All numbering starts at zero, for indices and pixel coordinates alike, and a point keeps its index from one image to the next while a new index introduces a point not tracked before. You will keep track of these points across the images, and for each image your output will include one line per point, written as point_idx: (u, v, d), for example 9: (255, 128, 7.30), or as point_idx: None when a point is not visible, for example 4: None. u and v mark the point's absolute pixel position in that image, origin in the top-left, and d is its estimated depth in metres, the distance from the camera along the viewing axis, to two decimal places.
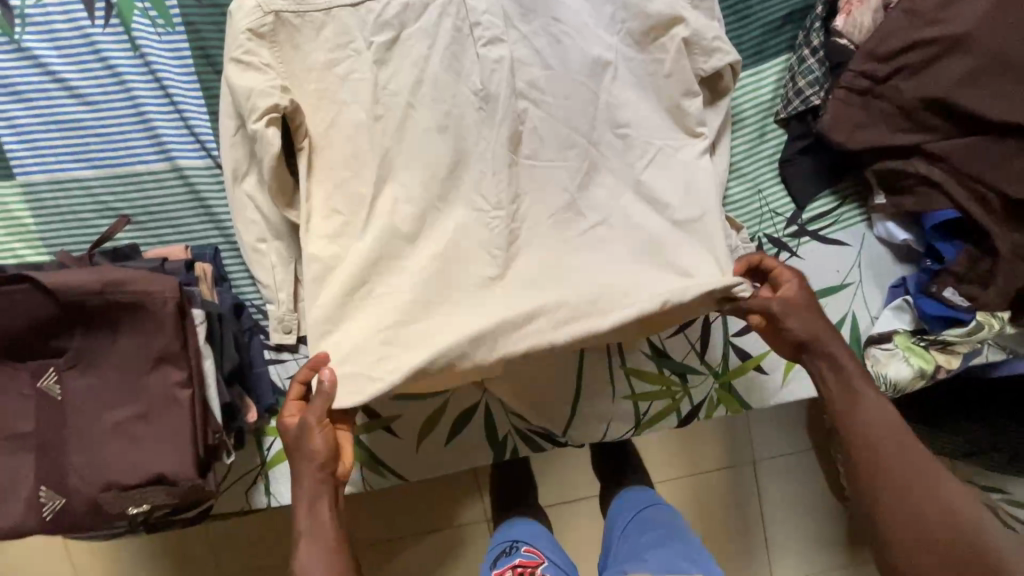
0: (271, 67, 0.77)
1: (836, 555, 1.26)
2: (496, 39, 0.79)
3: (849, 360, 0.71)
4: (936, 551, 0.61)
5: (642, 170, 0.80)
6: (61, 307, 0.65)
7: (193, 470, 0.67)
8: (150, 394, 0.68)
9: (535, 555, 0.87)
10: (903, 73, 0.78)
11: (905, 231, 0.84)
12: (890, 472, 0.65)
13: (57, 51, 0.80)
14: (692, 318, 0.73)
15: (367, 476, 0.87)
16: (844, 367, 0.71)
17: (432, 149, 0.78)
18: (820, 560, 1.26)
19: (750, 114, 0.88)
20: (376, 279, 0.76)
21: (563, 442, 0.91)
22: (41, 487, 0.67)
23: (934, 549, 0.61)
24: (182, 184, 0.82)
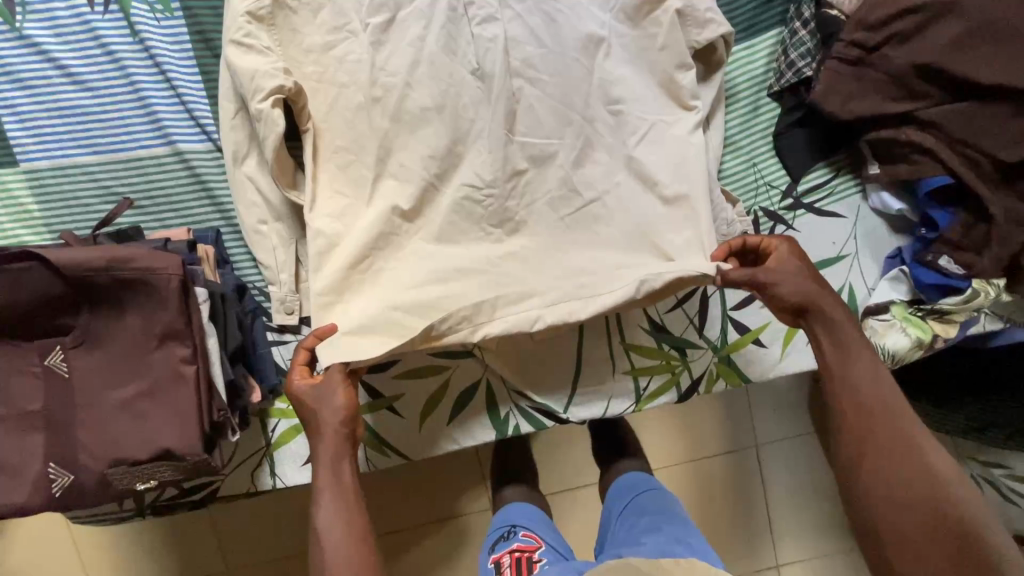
0: (271, 50, 0.77)
1: (839, 539, 1.26)
2: (491, 17, 0.81)
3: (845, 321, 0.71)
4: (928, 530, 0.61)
5: (634, 147, 0.81)
6: (68, 285, 0.67)
7: (199, 445, 0.68)
8: (157, 370, 0.69)
9: (534, 540, 0.86)
10: (893, 42, 0.79)
11: (900, 201, 0.85)
12: (883, 452, 0.65)
13: (58, 38, 0.81)
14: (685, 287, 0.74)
15: (371, 457, 0.88)
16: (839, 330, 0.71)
17: (430, 127, 0.79)
18: (823, 544, 1.26)
19: (743, 88, 0.89)
20: (374, 255, 0.77)
21: (564, 419, 0.89)
22: (49, 463, 0.67)
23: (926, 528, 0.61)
24: (183, 168, 0.83)
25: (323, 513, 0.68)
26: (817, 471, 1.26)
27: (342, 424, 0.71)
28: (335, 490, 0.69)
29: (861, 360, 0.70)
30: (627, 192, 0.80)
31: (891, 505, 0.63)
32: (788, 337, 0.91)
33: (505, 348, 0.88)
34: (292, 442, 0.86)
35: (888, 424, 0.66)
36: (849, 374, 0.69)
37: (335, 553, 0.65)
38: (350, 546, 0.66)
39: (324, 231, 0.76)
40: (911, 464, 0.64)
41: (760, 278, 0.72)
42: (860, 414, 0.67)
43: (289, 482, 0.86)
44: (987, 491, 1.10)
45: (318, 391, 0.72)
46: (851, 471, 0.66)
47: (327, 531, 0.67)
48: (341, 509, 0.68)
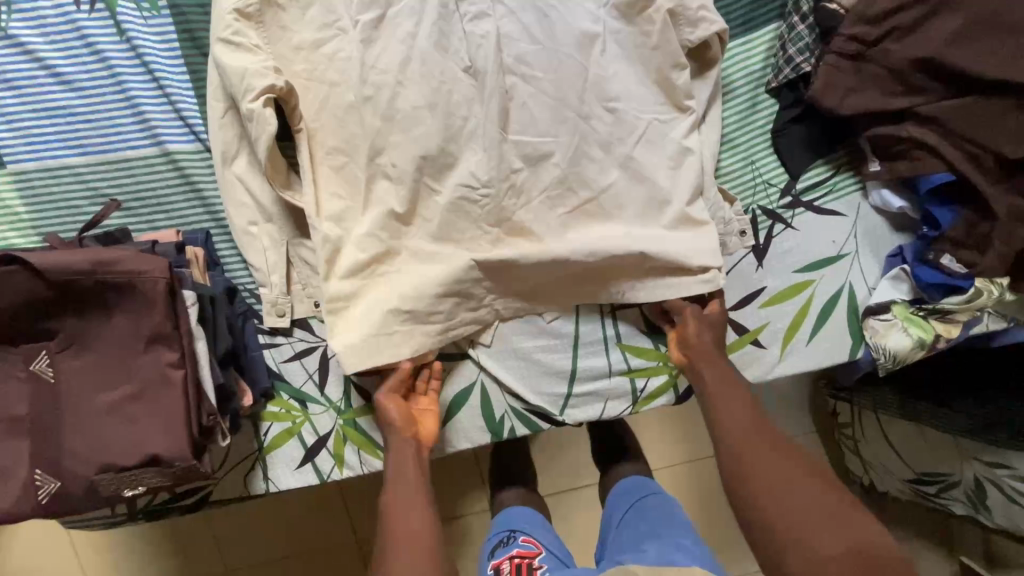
0: (260, 48, 0.76)
1: None
2: (482, 13, 0.79)
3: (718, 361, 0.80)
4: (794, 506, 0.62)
5: (633, 146, 0.81)
6: (53, 289, 0.65)
7: (187, 450, 0.67)
8: (144, 374, 0.67)
9: (533, 546, 0.84)
10: (894, 35, 0.77)
11: (900, 198, 0.84)
12: (756, 445, 0.70)
13: (45, 38, 0.80)
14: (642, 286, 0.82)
15: (366, 459, 0.86)
16: (716, 367, 0.79)
17: (422, 125, 0.78)
18: None
19: (740, 85, 0.87)
20: (381, 263, 0.80)
21: (559, 421, 0.88)
22: (36, 470, 0.66)
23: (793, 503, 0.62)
24: (172, 168, 0.82)
25: (393, 503, 0.73)
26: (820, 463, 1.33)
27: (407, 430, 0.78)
28: (404, 486, 0.75)
29: (740, 389, 0.77)
30: (621, 192, 0.82)
31: (789, 501, 0.62)
32: (789, 334, 0.87)
33: (524, 325, 0.86)
34: (286, 446, 0.85)
35: (768, 434, 0.71)
36: (723, 399, 0.76)
37: (407, 534, 0.69)
38: (421, 531, 0.70)
39: (328, 235, 0.77)
40: (798, 463, 0.67)
41: (690, 311, 0.83)
42: (738, 428, 0.72)
43: (282, 486, 0.85)
44: (991, 490, 1.00)
45: (378, 406, 0.80)
46: (743, 482, 0.67)
47: (397, 518, 0.71)
48: (413, 500, 0.73)
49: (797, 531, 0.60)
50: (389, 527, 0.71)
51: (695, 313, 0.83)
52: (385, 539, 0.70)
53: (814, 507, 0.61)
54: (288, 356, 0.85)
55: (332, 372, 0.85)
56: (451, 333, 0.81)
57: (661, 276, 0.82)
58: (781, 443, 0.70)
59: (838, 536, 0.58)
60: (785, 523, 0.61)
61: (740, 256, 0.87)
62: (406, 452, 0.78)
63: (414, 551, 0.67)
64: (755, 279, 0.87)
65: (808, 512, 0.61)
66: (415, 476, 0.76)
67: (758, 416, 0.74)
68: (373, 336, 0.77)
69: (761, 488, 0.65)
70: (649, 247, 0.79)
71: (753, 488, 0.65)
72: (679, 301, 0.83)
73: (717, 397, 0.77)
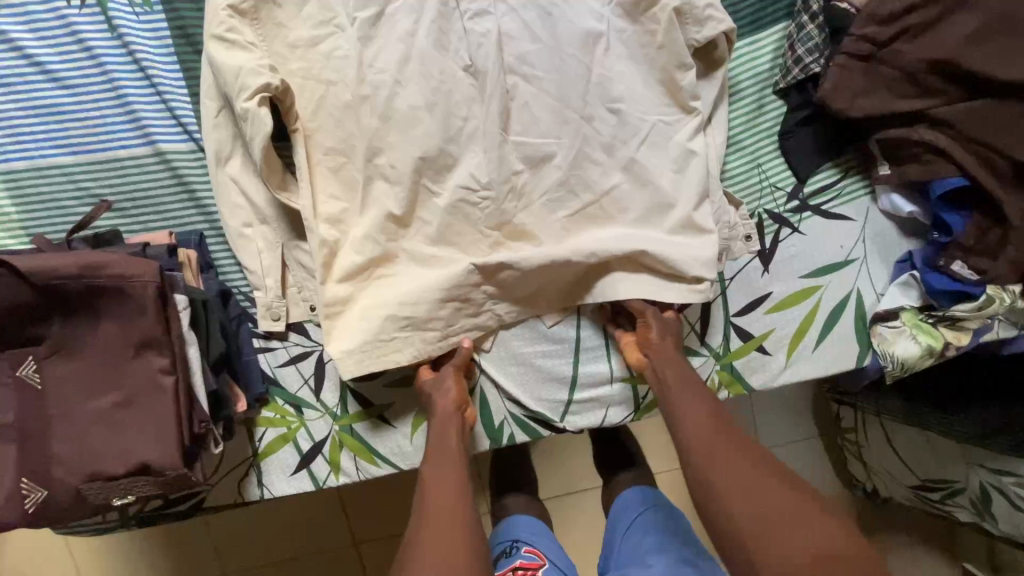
0: (255, 45, 0.73)
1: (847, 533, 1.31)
2: (483, 11, 0.77)
3: (677, 364, 0.77)
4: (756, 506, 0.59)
5: (637, 149, 0.79)
6: (39, 293, 0.64)
7: (178, 459, 0.65)
8: (134, 381, 0.66)
9: (536, 556, 0.83)
10: (907, 35, 0.75)
11: (910, 203, 0.82)
12: (714, 442, 0.66)
13: (34, 34, 0.78)
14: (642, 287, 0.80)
15: (362, 466, 0.84)
16: (674, 369, 0.76)
17: (421, 126, 0.76)
18: None
19: (747, 86, 0.85)
20: (378, 266, 0.78)
21: (559, 427, 0.86)
22: (21, 478, 0.65)
23: (755, 504, 0.59)
24: (165, 168, 0.80)
25: (431, 477, 0.69)
26: (822, 469, 1.31)
27: (455, 406, 0.77)
28: (441, 452, 0.72)
29: (699, 388, 0.74)
30: (624, 196, 0.80)
31: (753, 505, 0.59)
32: (795, 341, 0.85)
33: (524, 330, 0.84)
34: (280, 452, 0.83)
35: (729, 432, 0.68)
36: (683, 397, 0.72)
37: (442, 509, 0.65)
38: (457, 507, 0.65)
39: (325, 238, 0.76)
40: (759, 462, 0.63)
41: (650, 312, 0.81)
42: (694, 426, 0.69)
43: (276, 492, 0.83)
44: (997, 498, 0.97)
45: (438, 377, 0.79)
46: (704, 487, 0.63)
47: (433, 492, 0.67)
48: (450, 476, 0.69)
49: (762, 535, 0.57)
50: (423, 503, 0.66)
51: (655, 314, 0.81)
52: (419, 515, 0.65)
53: (777, 510, 0.58)
54: (284, 361, 0.83)
55: (328, 377, 0.83)
56: (452, 339, 0.79)
57: (659, 283, 0.80)
58: (742, 442, 0.66)
59: (803, 541, 0.55)
60: (748, 527, 0.58)
61: (745, 261, 0.85)
62: (448, 426, 0.75)
63: (449, 526, 0.62)
64: (761, 284, 0.85)
65: (773, 517, 0.57)
66: (454, 453, 0.72)
67: (716, 411, 0.71)
68: (370, 343, 0.75)
69: (718, 491, 0.61)
70: (651, 252, 0.77)
71: (715, 493, 0.61)
72: (638, 301, 0.81)
73: (675, 396, 0.73)
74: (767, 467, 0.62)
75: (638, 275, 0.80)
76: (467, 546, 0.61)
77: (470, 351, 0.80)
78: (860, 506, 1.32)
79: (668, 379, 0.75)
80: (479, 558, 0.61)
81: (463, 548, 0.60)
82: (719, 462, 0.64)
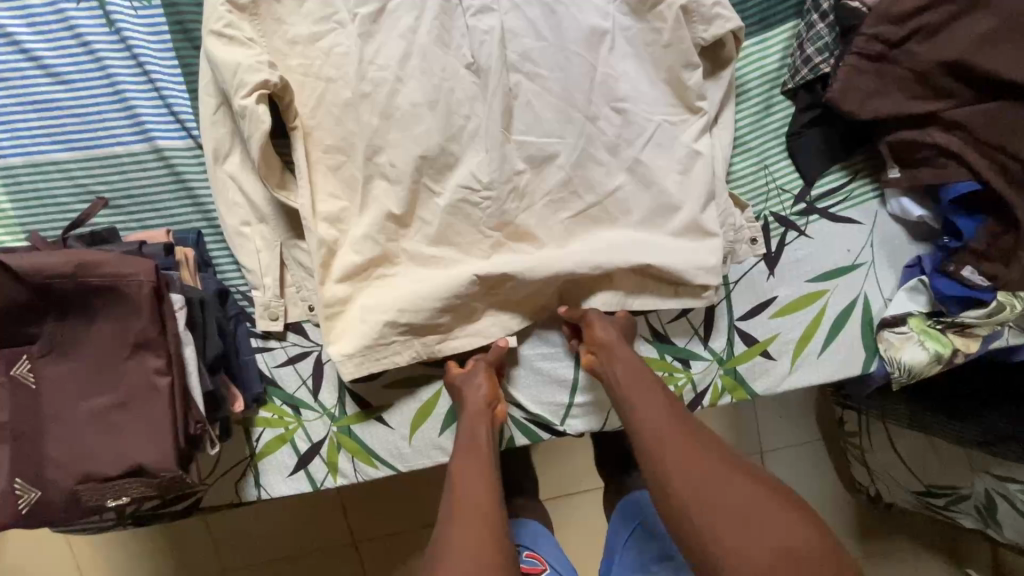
0: (254, 41, 0.72)
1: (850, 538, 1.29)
2: (486, 8, 0.76)
3: (632, 364, 0.73)
4: (714, 504, 0.55)
5: (641, 149, 0.78)
6: (34, 292, 0.63)
7: (173, 460, 0.64)
8: (130, 381, 0.65)
9: (537, 561, 0.82)
10: (920, 35, 0.74)
11: (920, 207, 0.80)
12: (669, 439, 0.63)
13: (31, 28, 0.77)
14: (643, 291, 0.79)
15: (360, 467, 0.83)
16: (627, 370, 0.73)
17: (422, 125, 0.75)
18: None
19: (755, 85, 0.84)
20: (378, 267, 0.77)
21: (559, 431, 0.85)
22: (15, 479, 0.64)
23: (714, 501, 0.56)
24: (162, 165, 0.79)
25: (460, 473, 0.67)
26: (826, 474, 1.29)
27: (486, 403, 0.75)
28: (471, 448, 0.70)
29: (654, 383, 0.71)
30: (627, 197, 0.78)
31: (712, 503, 0.56)
32: (799, 347, 0.83)
33: (528, 333, 0.83)
34: (278, 452, 0.82)
35: (686, 425, 0.64)
36: (636, 393, 0.70)
37: (470, 504, 0.62)
38: (483, 503, 0.62)
39: (324, 237, 0.75)
40: (715, 455, 0.60)
41: (591, 313, 0.78)
42: (651, 422, 0.66)
43: (274, 493, 0.82)
44: (1002, 505, 0.95)
45: (467, 374, 0.78)
46: (661, 485, 0.60)
47: (461, 486, 0.65)
48: (479, 472, 0.67)
49: (719, 535, 0.54)
50: (453, 497, 0.63)
51: (600, 315, 0.78)
52: (447, 512, 0.62)
53: (739, 507, 0.55)
54: (282, 361, 0.82)
55: (326, 378, 0.82)
56: (452, 340, 0.78)
57: (662, 289, 0.79)
58: (696, 435, 0.63)
59: (761, 537, 0.52)
60: (706, 525, 0.55)
61: (750, 265, 0.83)
62: (478, 424, 0.73)
63: (477, 521, 0.60)
64: (766, 288, 0.84)
65: (730, 511, 0.54)
66: (484, 450, 0.70)
67: (673, 406, 0.67)
68: (369, 344, 0.74)
69: (676, 492, 0.58)
70: (655, 255, 0.76)
71: (672, 489, 0.59)
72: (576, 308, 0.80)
73: (631, 394, 0.70)
74: (723, 460, 0.59)
75: (641, 278, 0.79)
76: (493, 541, 0.57)
77: (504, 348, 0.79)
78: (864, 510, 1.30)
79: (619, 377, 0.72)
80: (508, 557, 0.57)
81: (490, 542, 0.57)
82: (676, 459, 0.60)
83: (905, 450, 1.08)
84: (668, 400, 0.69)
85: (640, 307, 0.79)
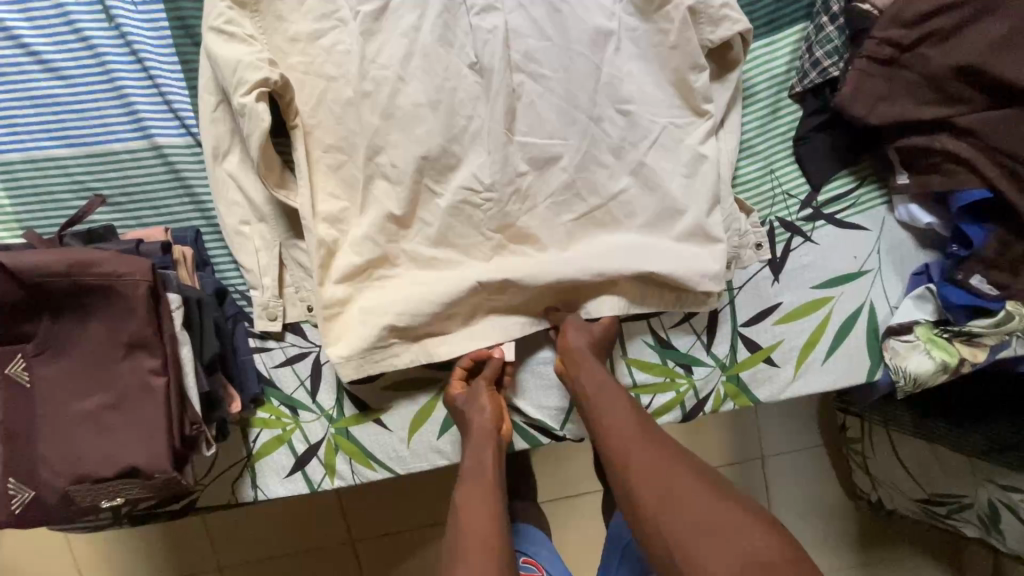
0: (255, 38, 0.72)
1: (851, 545, 1.28)
2: (490, 7, 0.74)
3: (602, 373, 0.72)
4: (688, 517, 0.55)
5: (646, 152, 0.77)
6: (29, 290, 0.62)
7: (166, 462, 0.64)
8: (123, 382, 0.64)
9: (534, 567, 0.79)
10: (932, 39, 0.72)
11: (928, 214, 0.79)
12: (638, 453, 0.63)
13: (30, 23, 0.76)
14: (645, 296, 0.78)
15: (358, 470, 0.82)
16: (598, 380, 0.72)
17: (424, 125, 0.74)
18: (821, 539, 1.28)
19: (763, 87, 0.82)
20: (378, 267, 0.76)
21: (559, 436, 0.84)
22: (8, 479, 0.63)
23: (687, 515, 0.55)
24: (161, 163, 0.78)
25: (465, 503, 0.65)
26: (828, 480, 1.28)
27: (491, 426, 0.74)
28: (472, 471, 0.70)
29: (621, 396, 0.70)
30: (631, 200, 0.77)
31: (687, 522, 0.55)
32: (804, 354, 0.82)
33: (531, 339, 0.83)
34: (275, 454, 0.81)
35: (654, 439, 0.64)
36: (605, 406, 0.69)
37: (476, 536, 0.61)
38: (489, 537, 0.61)
39: (323, 238, 0.74)
40: (688, 473, 0.59)
41: (571, 319, 0.77)
42: (619, 437, 0.65)
43: (270, 495, 0.82)
44: (1005, 515, 0.94)
45: (471, 398, 0.76)
46: (639, 509, 0.59)
47: (466, 518, 0.64)
48: (482, 503, 0.65)
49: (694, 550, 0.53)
50: (459, 526, 0.63)
51: (578, 322, 0.77)
52: (454, 549, 0.61)
53: (710, 520, 0.54)
54: (280, 361, 0.81)
55: (324, 380, 0.81)
56: (452, 344, 0.78)
57: (664, 295, 0.78)
58: (669, 453, 0.62)
59: (734, 550, 0.52)
60: (681, 541, 0.54)
61: (755, 270, 0.82)
62: (483, 450, 0.72)
63: (483, 557, 0.58)
64: (771, 294, 0.82)
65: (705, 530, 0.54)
66: (489, 475, 0.69)
67: (640, 419, 0.67)
68: (368, 345, 0.74)
69: (649, 508, 0.58)
70: (658, 260, 0.75)
71: (647, 506, 0.58)
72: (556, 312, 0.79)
73: (598, 407, 0.70)
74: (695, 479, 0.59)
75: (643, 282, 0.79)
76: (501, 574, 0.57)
77: (499, 361, 0.78)
78: (865, 517, 1.29)
79: (593, 395, 0.71)
80: None
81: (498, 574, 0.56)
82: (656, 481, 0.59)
83: (908, 457, 1.07)
84: (640, 418, 0.68)
85: (642, 309, 0.78)
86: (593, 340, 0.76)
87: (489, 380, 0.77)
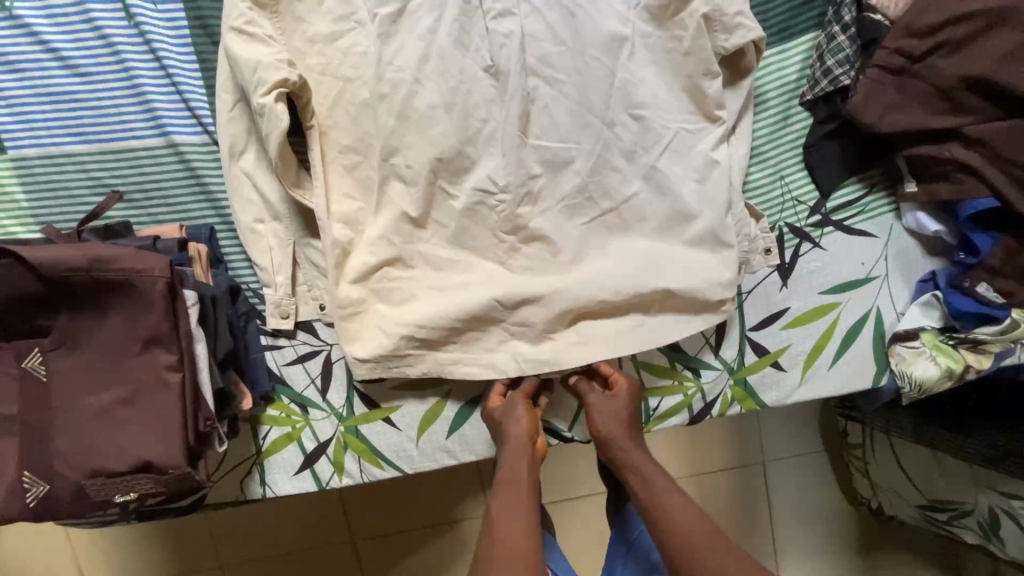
0: (274, 39, 0.72)
1: (851, 550, 1.29)
2: (506, 11, 0.75)
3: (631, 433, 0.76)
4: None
5: (658, 157, 0.78)
6: (48, 285, 0.63)
7: (181, 458, 0.64)
8: (139, 377, 0.65)
9: None
10: (942, 51, 0.74)
11: (937, 223, 0.80)
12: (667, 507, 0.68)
13: (50, 21, 0.77)
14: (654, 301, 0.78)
15: (366, 468, 0.83)
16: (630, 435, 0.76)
17: (439, 127, 0.74)
18: (823, 544, 1.28)
19: (774, 94, 0.83)
20: (391, 268, 0.77)
21: (567, 438, 0.84)
22: (24, 471, 0.64)
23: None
24: (177, 160, 0.79)
25: (500, 517, 0.68)
26: (829, 485, 1.29)
27: (525, 436, 0.74)
28: (510, 484, 0.71)
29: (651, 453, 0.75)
30: (642, 205, 0.78)
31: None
32: (811, 358, 0.83)
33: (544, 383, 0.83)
34: (285, 451, 0.82)
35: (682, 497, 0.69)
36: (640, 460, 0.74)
37: (508, 544, 0.64)
38: (524, 545, 0.64)
39: (338, 238, 0.75)
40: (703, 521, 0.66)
41: (594, 396, 0.78)
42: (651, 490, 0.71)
43: (279, 492, 0.82)
44: (1006, 523, 0.93)
45: (505, 409, 0.77)
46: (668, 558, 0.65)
47: (502, 532, 0.66)
48: (516, 515, 0.68)
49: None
50: (494, 536, 0.66)
51: (614, 395, 0.78)
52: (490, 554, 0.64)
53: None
54: (291, 359, 0.81)
55: (335, 378, 0.82)
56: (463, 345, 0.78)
57: (682, 314, 0.78)
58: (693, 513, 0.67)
59: None
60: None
61: (763, 275, 0.83)
62: (517, 460, 0.73)
63: (521, 563, 0.62)
64: (779, 299, 0.83)
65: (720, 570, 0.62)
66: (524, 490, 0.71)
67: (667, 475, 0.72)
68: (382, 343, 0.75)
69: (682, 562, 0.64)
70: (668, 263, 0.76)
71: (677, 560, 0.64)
72: (581, 382, 0.80)
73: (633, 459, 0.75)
74: (709, 529, 0.66)
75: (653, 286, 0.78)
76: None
77: (538, 379, 0.80)
78: (864, 522, 1.30)
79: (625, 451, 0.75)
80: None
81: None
82: (671, 525, 0.67)
83: (909, 463, 1.06)
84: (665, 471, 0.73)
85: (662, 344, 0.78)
86: (629, 405, 0.78)
87: (524, 396, 0.78)
